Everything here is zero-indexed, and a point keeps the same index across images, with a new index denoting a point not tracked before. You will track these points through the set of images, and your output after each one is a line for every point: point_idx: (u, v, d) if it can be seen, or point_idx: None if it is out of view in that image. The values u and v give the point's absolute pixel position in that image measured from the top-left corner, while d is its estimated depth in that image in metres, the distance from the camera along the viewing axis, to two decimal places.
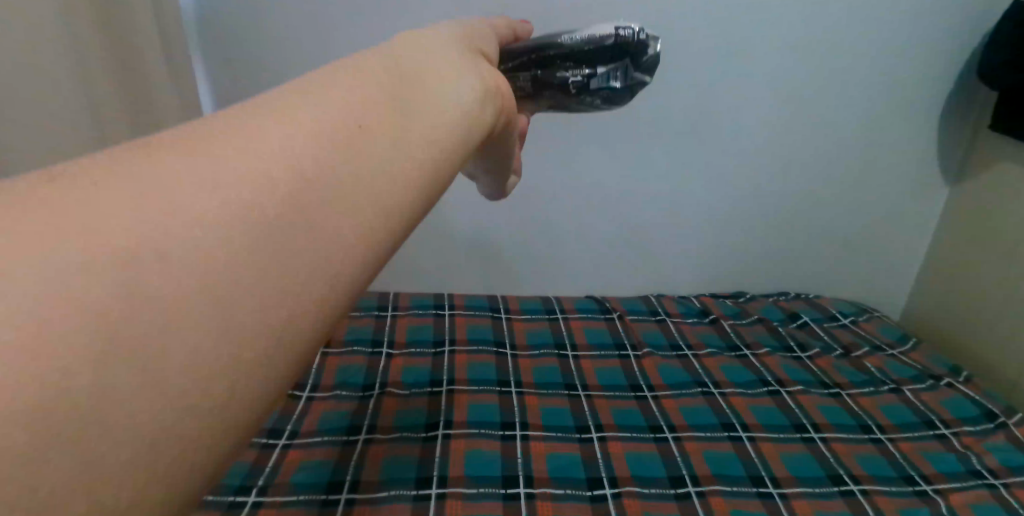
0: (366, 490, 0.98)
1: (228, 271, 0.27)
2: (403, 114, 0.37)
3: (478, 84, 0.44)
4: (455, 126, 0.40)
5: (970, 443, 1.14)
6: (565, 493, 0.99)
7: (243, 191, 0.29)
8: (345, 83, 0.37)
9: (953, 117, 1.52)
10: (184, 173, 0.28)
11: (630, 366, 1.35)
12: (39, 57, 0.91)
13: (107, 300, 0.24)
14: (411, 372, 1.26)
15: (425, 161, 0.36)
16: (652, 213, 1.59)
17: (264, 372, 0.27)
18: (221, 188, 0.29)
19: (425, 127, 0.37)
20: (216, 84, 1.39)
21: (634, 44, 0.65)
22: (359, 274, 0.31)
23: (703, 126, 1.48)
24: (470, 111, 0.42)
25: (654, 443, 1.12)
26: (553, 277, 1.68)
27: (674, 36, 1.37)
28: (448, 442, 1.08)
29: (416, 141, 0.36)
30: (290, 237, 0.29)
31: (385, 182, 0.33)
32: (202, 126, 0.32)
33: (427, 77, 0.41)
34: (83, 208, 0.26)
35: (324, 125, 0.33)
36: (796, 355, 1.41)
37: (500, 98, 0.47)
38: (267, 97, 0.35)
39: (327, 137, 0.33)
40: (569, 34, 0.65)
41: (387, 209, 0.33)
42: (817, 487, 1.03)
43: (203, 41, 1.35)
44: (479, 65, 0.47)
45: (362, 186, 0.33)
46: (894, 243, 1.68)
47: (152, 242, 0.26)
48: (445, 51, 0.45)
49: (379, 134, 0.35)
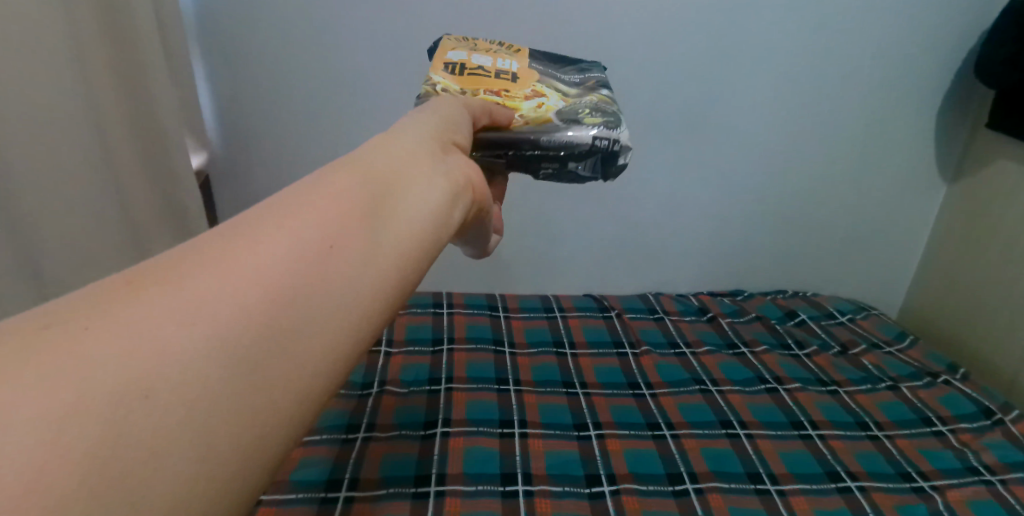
0: (365, 487, 0.98)
1: (199, 398, 0.28)
2: (372, 229, 0.39)
3: (452, 183, 0.47)
4: (425, 233, 0.42)
5: (967, 440, 1.14)
6: (564, 490, 1.00)
7: (211, 328, 0.30)
8: (319, 199, 0.39)
9: (950, 116, 1.52)
10: (154, 308, 0.30)
11: (629, 364, 1.35)
12: (40, 56, 0.88)
13: (86, 418, 0.26)
14: (410, 370, 1.27)
15: (393, 276, 0.38)
16: (650, 211, 1.59)
17: (239, 482, 0.28)
18: (191, 324, 0.30)
19: (394, 242, 0.39)
20: (215, 83, 1.36)
21: (605, 152, 0.77)
22: (329, 398, 0.33)
23: (702, 125, 1.48)
24: (439, 214, 0.44)
25: (653, 440, 1.12)
26: (551, 275, 1.68)
27: (673, 35, 1.37)
28: (447, 440, 1.09)
29: (386, 258, 0.38)
30: (259, 371, 0.30)
31: (354, 305, 0.35)
32: (171, 258, 0.33)
33: (399, 185, 0.43)
34: (55, 351, 0.27)
35: (299, 248, 0.35)
36: (794, 353, 1.41)
37: (470, 190, 0.50)
38: (239, 221, 0.37)
39: (301, 261, 0.35)
40: (548, 133, 0.75)
41: (361, 326, 0.35)
42: (815, 484, 1.04)
43: (202, 40, 1.31)
44: (452, 161, 0.50)
45: (336, 305, 0.35)
46: (891, 241, 1.69)
47: (122, 378, 0.27)
48: (419, 148, 0.48)
49: (353, 252, 0.37)
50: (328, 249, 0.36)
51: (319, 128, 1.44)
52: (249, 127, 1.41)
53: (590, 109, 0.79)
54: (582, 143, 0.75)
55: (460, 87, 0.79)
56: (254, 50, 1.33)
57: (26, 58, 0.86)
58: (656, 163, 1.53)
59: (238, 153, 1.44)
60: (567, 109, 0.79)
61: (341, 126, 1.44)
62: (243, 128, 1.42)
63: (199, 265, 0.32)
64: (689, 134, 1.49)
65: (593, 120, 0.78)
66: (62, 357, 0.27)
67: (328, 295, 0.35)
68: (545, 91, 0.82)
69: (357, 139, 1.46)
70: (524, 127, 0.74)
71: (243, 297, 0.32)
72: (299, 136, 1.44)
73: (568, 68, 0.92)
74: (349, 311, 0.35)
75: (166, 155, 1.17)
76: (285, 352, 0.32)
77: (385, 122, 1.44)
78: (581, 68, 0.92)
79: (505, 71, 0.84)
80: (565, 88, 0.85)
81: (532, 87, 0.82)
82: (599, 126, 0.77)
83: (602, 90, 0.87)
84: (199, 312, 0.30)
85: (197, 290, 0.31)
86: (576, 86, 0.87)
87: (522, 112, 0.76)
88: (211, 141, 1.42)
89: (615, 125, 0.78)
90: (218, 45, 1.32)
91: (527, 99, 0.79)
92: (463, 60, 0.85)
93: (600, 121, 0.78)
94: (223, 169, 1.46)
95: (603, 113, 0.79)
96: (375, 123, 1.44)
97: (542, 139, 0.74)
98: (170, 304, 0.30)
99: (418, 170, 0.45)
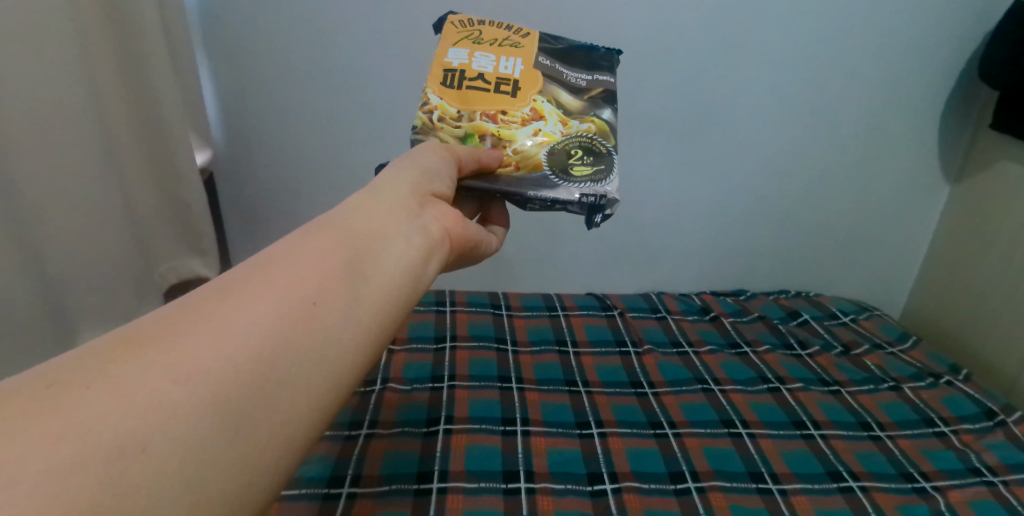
0: (367, 484, 0.99)
1: (198, 432, 0.38)
2: (351, 286, 0.50)
3: (418, 243, 0.58)
4: (395, 287, 0.53)
5: (969, 441, 1.14)
6: (565, 488, 1.00)
7: (210, 374, 0.40)
8: (303, 263, 0.49)
9: (953, 117, 1.52)
10: (160, 362, 0.39)
11: (631, 363, 1.35)
12: (46, 51, 0.89)
13: (101, 455, 0.34)
14: (413, 368, 1.27)
15: (368, 323, 0.49)
16: (653, 211, 1.59)
17: (233, 493, 0.38)
18: (189, 374, 0.39)
19: (370, 295, 0.50)
20: (218, 80, 1.36)
21: (591, 206, 0.81)
22: (317, 419, 0.44)
23: (705, 125, 1.49)
24: (409, 268, 0.55)
25: (655, 439, 1.12)
26: (554, 274, 1.68)
27: (677, 35, 1.37)
28: (449, 437, 1.09)
29: (362, 309, 0.49)
30: (252, 407, 0.40)
31: (335, 348, 0.46)
32: (175, 316, 0.42)
33: (374, 246, 0.54)
34: (78, 402, 0.36)
35: (286, 308, 0.45)
36: (796, 353, 1.41)
37: (439, 243, 0.61)
38: (235, 279, 0.47)
39: (288, 317, 0.45)
40: (535, 187, 0.80)
41: (338, 366, 0.46)
42: (816, 484, 1.04)
43: (205, 36, 1.31)
44: (420, 222, 0.60)
45: (315, 354, 0.45)
46: (894, 243, 1.69)
47: (136, 419, 0.36)
48: (391, 214, 0.58)
49: (332, 307, 0.47)
50: (311, 305, 0.46)
51: (323, 126, 1.44)
52: (253, 125, 1.42)
53: (582, 153, 0.82)
54: (567, 199, 0.80)
55: (457, 109, 0.84)
56: (258, 48, 1.33)
57: (31, 59, 0.87)
58: (660, 163, 1.53)
59: (242, 150, 1.45)
60: (561, 148, 0.82)
61: (344, 124, 1.44)
62: (247, 126, 1.42)
63: (202, 321, 0.42)
64: (692, 135, 1.49)
65: (582, 170, 0.81)
66: (75, 410, 0.35)
67: (310, 343, 0.45)
68: (545, 108, 0.84)
69: (360, 137, 1.46)
70: (513, 172, 0.81)
71: (240, 348, 0.41)
72: (302, 133, 1.44)
73: (576, 65, 0.89)
74: (327, 357, 0.45)
75: (170, 153, 1.18)
76: (273, 394, 0.42)
77: (388, 121, 1.45)
78: (591, 63, 0.90)
79: (505, 79, 0.85)
80: (568, 98, 0.85)
81: (531, 104, 0.84)
82: (587, 181, 0.81)
83: (605, 107, 0.86)
84: (197, 366, 0.39)
85: (197, 346, 0.40)
86: (579, 93, 0.86)
87: (516, 144, 0.82)
88: (215, 138, 1.42)
89: (604, 176, 0.81)
90: (222, 44, 1.32)
91: (524, 124, 0.83)
92: (463, 64, 0.85)
93: (589, 172, 0.81)
94: (227, 166, 1.46)
95: (594, 160, 0.82)
96: (378, 121, 1.44)
97: (528, 192, 0.79)
98: (173, 361, 0.39)
99: (388, 234, 0.56)
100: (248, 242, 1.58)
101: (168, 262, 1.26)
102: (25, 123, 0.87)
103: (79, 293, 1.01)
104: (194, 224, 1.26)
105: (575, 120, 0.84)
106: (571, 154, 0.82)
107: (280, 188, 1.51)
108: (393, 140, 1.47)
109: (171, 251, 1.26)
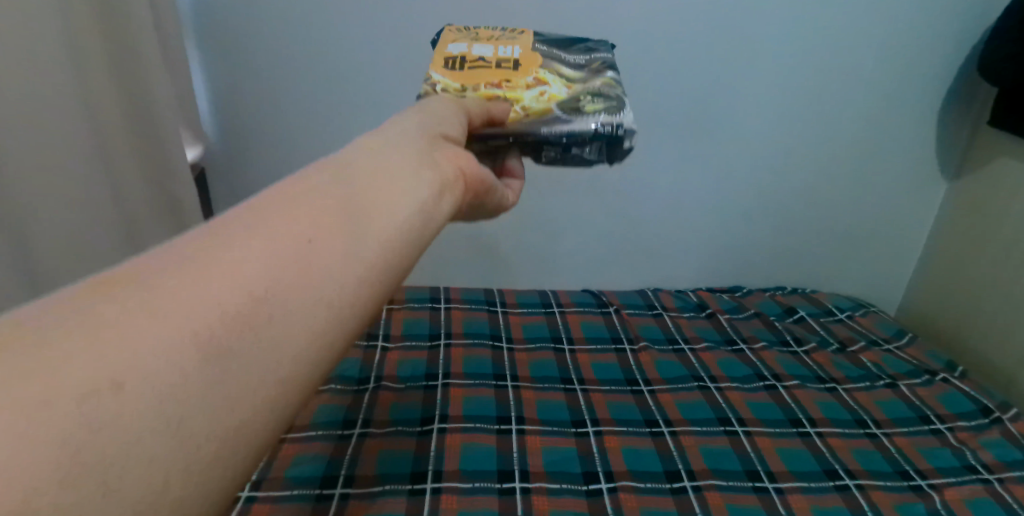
0: (361, 485, 0.98)
1: None
2: (352, 222, 0.40)
3: (431, 177, 0.48)
4: (407, 224, 0.43)
5: (965, 438, 1.14)
6: (560, 487, 0.99)
7: (165, 336, 0.29)
8: (289, 201, 0.39)
9: (953, 113, 1.52)
10: (88, 321, 0.28)
11: (627, 360, 1.35)
12: (33, 47, 0.86)
13: None
14: (407, 366, 1.26)
15: (376, 267, 0.39)
16: (650, 206, 1.58)
17: None
18: (131, 336, 0.28)
19: (378, 233, 0.40)
20: (211, 76, 1.34)
21: (611, 137, 0.77)
22: None
23: (702, 121, 1.48)
24: (422, 205, 0.46)
25: (651, 438, 1.11)
26: (550, 270, 1.67)
27: (676, 31, 1.36)
28: (444, 436, 1.08)
29: (368, 250, 0.39)
30: None
31: (336, 298, 0.36)
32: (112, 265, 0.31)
33: (377, 181, 0.44)
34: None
35: (269, 249, 0.35)
36: (793, 350, 1.41)
37: (455, 182, 0.52)
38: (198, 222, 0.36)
39: (272, 260, 0.35)
40: (546, 125, 0.75)
41: (342, 323, 0.36)
42: (813, 482, 1.03)
43: (197, 32, 1.29)
44: (432, 158, 0.51)
45: (311, 303, 0.35)
46: (892, 239, 1.68)
47: None
48: (396, 149, 0.49)
49: (329, 246, 0.37)
50: (304, 243, 0.37)
51: (316, 122, 1.42)
52: (246, 121, 1.40)
53: (591, 97, 0.80)
54: (585, 132, 0.76)
55: (460, 85, 0.81)
56: (250, 42, 1.31)
57: (18, 54, 0.84)
58: (658, 158, 1.51)
59: (235, 147, 1.43)
60: (569, 97, 0.79)
61: (338, 121, 1.42)
62: (240, 123, 1.40)
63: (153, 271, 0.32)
64: (689, 131, 1.48)
65: (593, 108, 0.78)
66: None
67: (302, 290, 0.35)
68: (547, 77, 0.82)
69: (354, 132, 1.44)
70: (522, 118, 0.76)
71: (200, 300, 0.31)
72: (296, 129, 1.42)
73: (573, 50, 0.91)
74: (327, 307, 0.35)
75: (161, 148, 1.16)
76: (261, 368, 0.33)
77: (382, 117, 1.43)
78: (588, 47, 0.91)
79: (505, 59, 0.84)
80: (569, 70, 0.85)
81: (534, 75, 0.82)
82: (600, 114, 0.78)
83: (607, 72, 0.86)
84: (144, 326, 0.29)
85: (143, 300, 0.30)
86: (580, 68, 0.86)
87: (523, 102, 0.78)
88: (208, 135, 1.41)
89: (616, 110, 0.79)
90: (214, 37, 1.30)
91: (529, 87, 0.80)
92: (463, 53, 0.85)
93: (601, 108, 0.78)
94: (220, 163, 1.44)
95: (604, 99, 0.80)
96: (372, 119, 1.43)
97: (542, 131, 0.75)
98: (105, 317, 0.28)
99: (393, 169, 0.46)
100: None
101: None
102: (11, 115, 0.85)
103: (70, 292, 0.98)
104: (186, 221, 1.25)
105: (580, 83, 0.83)
106: (580, 99, 0.79)
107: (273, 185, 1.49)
108: None
109: None
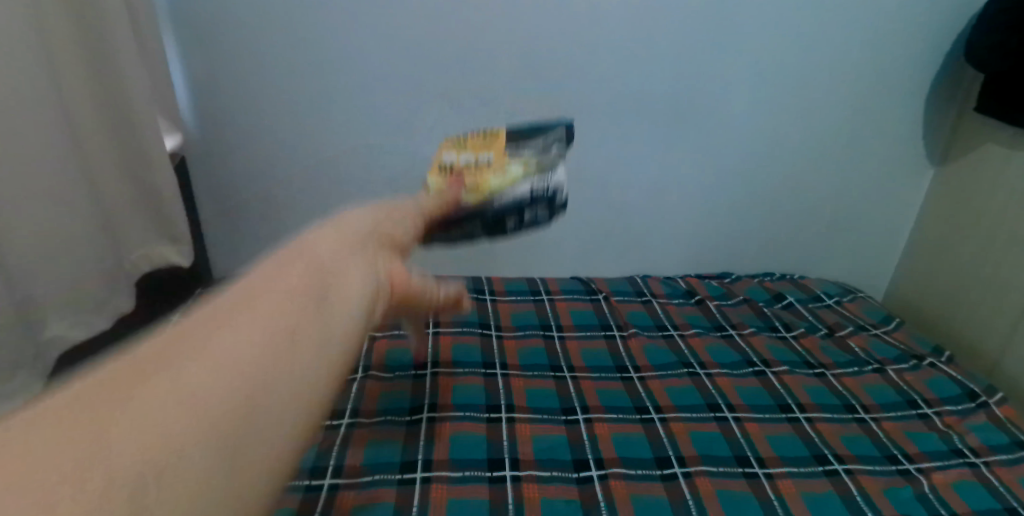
0: (349, 475, 0.97)
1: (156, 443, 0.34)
2: (318, 321, 0.47)
3: (374, 280, 0.57)
4: (358, 319, 0.51)
5: (951, 423, 1.15)
6: (551, 476, 0.99)
7: (175, 427, 0.35)
8: (262, 307, 0.46)
9: (938, 100, 1.52)
10: (108, 421, 0.34)
11: (617, 347, 1.34)
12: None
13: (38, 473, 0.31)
14: (396, 354, 1.25)
15: (338, 354, 0.46)
16: (638, 193, 1.57)
17: None
18: (147, 429, 0.34)
19: (338, 326, 0.48)
20: (188, 62, 1.31)
21: None
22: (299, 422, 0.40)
23: (690, 107, 1.46)
24: (368, 301, 0.54)
25: (641, 424, 1.11)
26: (538, 258, 1.64)
27: (662, 16, 1.35)
28: (433, 426, 1.07)
29: (332, 341, 0.47)
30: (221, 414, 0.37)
31: (308, 382, 0.43)
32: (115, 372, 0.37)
33: (335, 282, 0.52)
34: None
35: (250, 347, 0.42)
36: (781, 335, 1.41)
37: (394, 281, 0.61)
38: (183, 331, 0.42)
39: (255, 355, 0.41)
40: None
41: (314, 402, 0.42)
42: (802, 467, 1.04)
43: (173, 20, 1.27)
44: (374, 262, 0.59)
45: (288, 388, 0.41)
46: (880, 225, 1.68)
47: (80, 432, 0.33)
48: (348, 254, 0.57)
49: (303, 342, 0.45)
50: (283, 340, 0.44)
51: (298, 109, 1.39)
52: (226, 108, 1.36)
53: None
54: None
55: None
56: (228, 30, 1.29)
57: None
58: (646, 145, 1.50)
59: (215, 134, 1.39)
60: None
61: (320, 107, 1.39)
62: (220, 110, 1.37)
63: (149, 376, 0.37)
64: (677, 115, 1.47)
65: None
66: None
67: (282, 377, 0.42)
68: None
69: (336, 119, 1.41)
70: None
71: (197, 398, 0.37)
72: (277, 115, 1.39)
73: None
74: (305, 395, 0.42)
75: (139, 135, 1.12)
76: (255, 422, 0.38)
77: (365, 104, 1.39)
78: None
79: None
80: None
81: None
82: None
83: None
84: (148, 424, 0.34)
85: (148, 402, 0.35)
86: None
87: None
88: (186, 121, 1.37)
89: None
90: (190, 26, 1.28)
91: None
92: None
93: None
94: (200, 151, 1.41)
95: None
96: (355, 105, 1.39)
97: None
98: (117, 419, 0.34)
99: (345, 272, 0.55)
100: (223, 228, 1.51)
101: (139, 250, 1.20)
102: None
103: (45, 284, 0.95)
104: (165, 209, 1.21)
105: None
106: None
107: (254, 173, 1.44)
108: (372, 123, 1.42)
109: (144, 237, 1.20)
